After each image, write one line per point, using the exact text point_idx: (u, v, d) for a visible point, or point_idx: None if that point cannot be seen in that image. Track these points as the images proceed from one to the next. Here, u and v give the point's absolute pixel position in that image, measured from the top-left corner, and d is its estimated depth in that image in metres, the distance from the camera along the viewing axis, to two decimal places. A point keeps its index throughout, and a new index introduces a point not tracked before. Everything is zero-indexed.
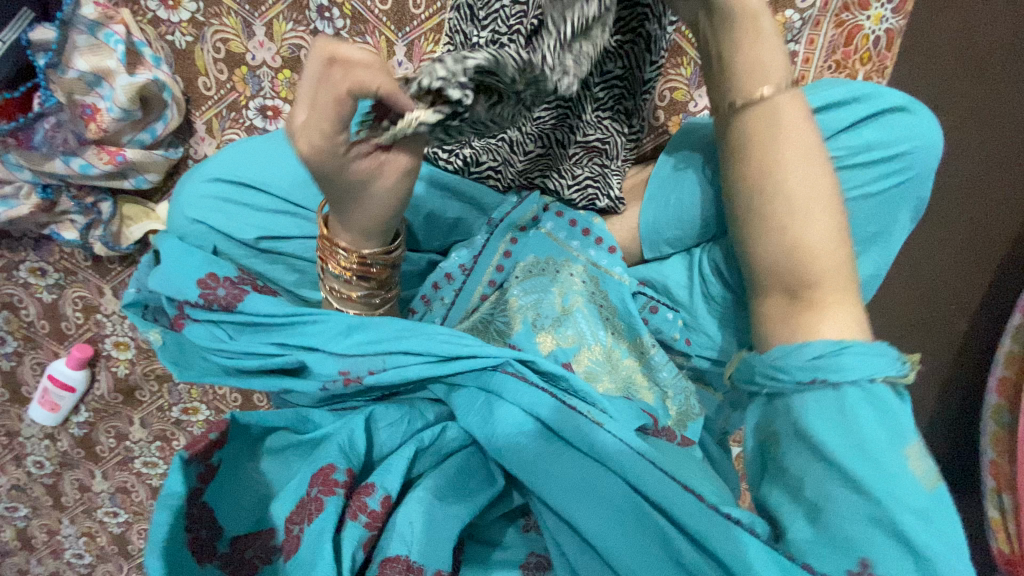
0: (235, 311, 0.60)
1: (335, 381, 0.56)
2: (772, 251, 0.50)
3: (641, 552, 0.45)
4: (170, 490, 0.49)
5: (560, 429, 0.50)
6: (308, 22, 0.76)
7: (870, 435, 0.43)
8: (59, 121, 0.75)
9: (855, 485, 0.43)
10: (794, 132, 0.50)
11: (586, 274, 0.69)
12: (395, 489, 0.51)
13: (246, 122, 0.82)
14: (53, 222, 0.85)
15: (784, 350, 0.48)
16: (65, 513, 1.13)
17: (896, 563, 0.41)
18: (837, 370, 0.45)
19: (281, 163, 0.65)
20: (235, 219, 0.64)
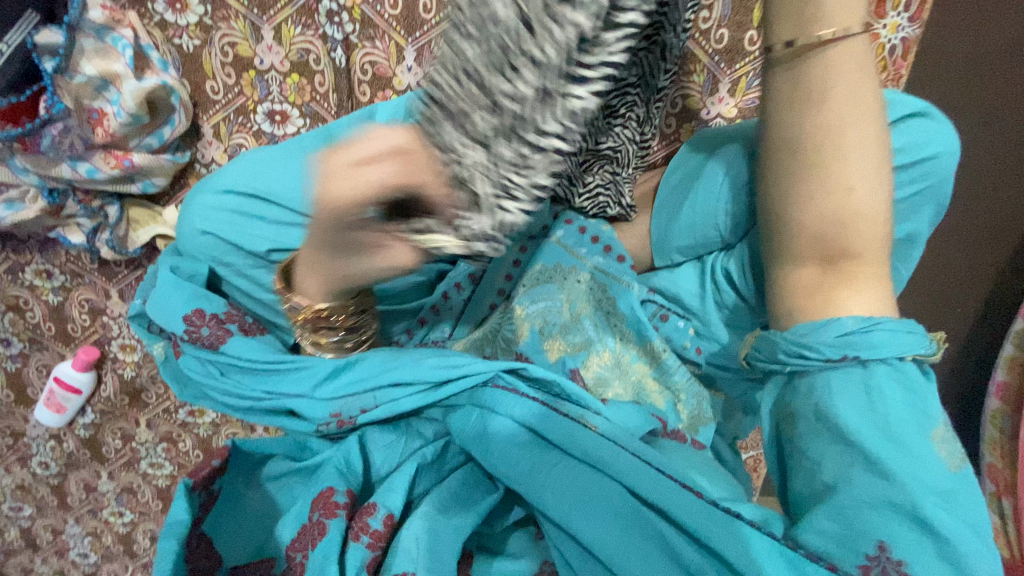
0: (218, 351, 0.62)
1: (328, 423, 0.57)
2: (822, 219, 0.44)
3: (641, 554, 0.44)
4: (175, 518, 0.50)
5: (547, 433, 0.51)
6: (317, 27, 0.76)
7: (896, 417, 0.42)
8: (66, 127, 0.74)
9: (876, 467, 0.41)
10: (864, 88, 0.42)
11: (593, 281, 0.70)
12: (397, 508, 0.51)
13: (254, 127, 0.81)
14: (59, 225, 0.85)
15: (812, 327, 0.45)
16: (70, 513, 1.13)
17: (918, 546, 0.39)
18: (868, 347, 0.44)
19: (292, 174, 0.65)
20: (248, 232, 0.63)
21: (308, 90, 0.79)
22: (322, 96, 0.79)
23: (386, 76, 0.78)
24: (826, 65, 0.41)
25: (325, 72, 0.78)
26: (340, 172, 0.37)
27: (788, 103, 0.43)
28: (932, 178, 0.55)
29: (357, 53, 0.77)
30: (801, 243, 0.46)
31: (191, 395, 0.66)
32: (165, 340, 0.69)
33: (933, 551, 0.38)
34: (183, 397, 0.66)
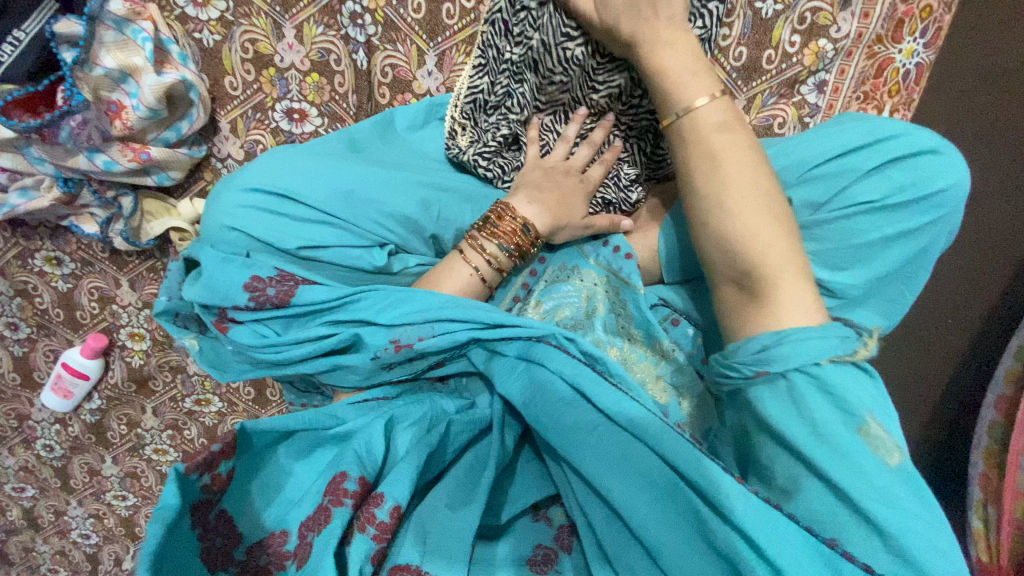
0: (289, 305, 0.62)
1: (387, 350, 0.60)
2: (703, 244, 0.54)
3: (670, 526, 0.45)
4: (165, 503, 0.47)
5: (589, 391, 0.51)
6: (339, 28, 0.76)
7: (824, 422, 0.43)
8: (84, 119, 0.74)
9: (821, 474, 0.43)
10: (699, 144, 0.55)
11: (608, 283, 0.72)
12: (403, 499, 0.51)
13: (272, 123, 0.81)
14: (72, 214, 0.85)
15: (738, 345, 0.49)
16: (73, 495, 1.15)
17: (866, 543, 0.41)
18: (780, 360, 0.46)
19: (318, 173, 0.67)
20: (277, 229, 0.65)
21: (328, 90, 0.79)
22: (341, 96, 0.79)
23: (406, 79, 0.78)
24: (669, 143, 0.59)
25: (345, 72, 0.78)
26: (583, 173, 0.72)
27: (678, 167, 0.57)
28: (937, 212, 0.57)
29: (378, 55, 0.77)
30: (714, 268, 0.54)
31: (233, 375, 0.66)
32: (200, 333, 0.71)
33: (881, 546, 0.40)
34: (225, 381, 0.66)
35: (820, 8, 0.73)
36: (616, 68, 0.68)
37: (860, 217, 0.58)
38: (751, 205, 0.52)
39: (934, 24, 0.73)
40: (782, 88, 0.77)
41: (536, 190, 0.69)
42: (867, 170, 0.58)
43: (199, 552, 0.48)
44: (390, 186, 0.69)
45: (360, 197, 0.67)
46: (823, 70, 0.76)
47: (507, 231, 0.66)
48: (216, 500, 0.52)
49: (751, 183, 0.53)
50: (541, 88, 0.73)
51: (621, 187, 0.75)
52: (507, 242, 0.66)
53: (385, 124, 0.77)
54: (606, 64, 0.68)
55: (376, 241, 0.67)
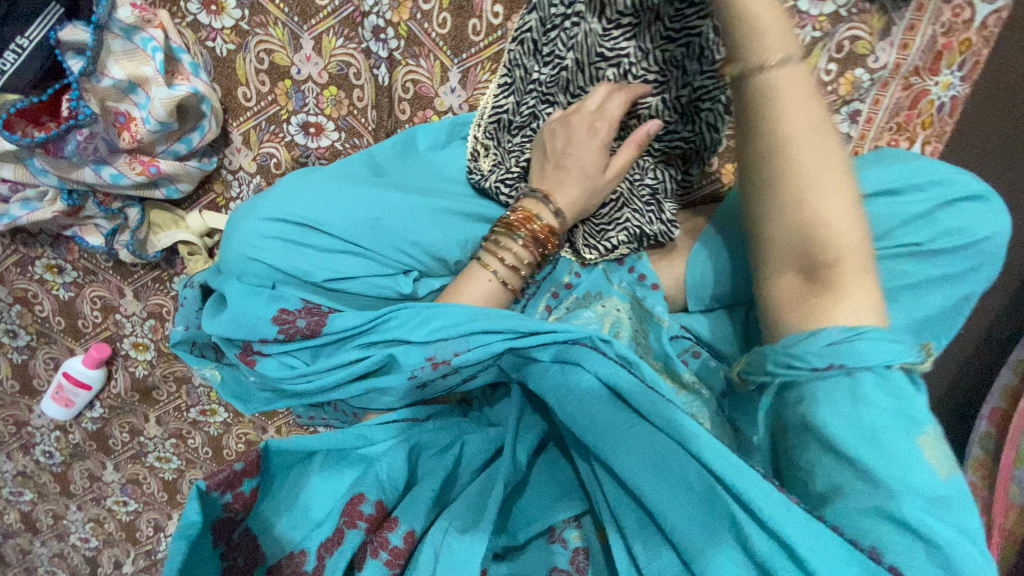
0: (320, 336, 0.60)
1: (423, 368, 0.56)
2: (779, 226, 0.44)
3: (706, 532, 0.40)
4: (189, 520, 0.48)
5: (625, 392, 0.49)
6: (360, 41, 0.72)
7: (880, 423, 0.38)
8: (92, 132, 0.70)
9: (865, 477, 0.38)
10: (795, 104, 0.43)
11: (631, 310, 0.71)
12: (417, 526, 0.52)
13: (286, 137, 0.78)
14: (76, 225, 0.82)
15: (798, 337, 0.42)
16: (72, 500, 1.13)
17: (908, 551, 0.35)
18: (854, 357, 0.40)
19: (342, 201, 0.64)
20: (302, 261, 0.63)
21: (346, 104, 0.76)
22: (359, 111, 0.76)
23: (427, 96, 0.75)
24: (746, 94, 0.45)
25: (365, 87, 0.75)
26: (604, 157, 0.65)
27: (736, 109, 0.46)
28: (975, 260, 0.57)
29: (399, 70, 0.74)
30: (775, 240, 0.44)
31: (257, 406, 0.65)
32: (219, 363, 0.70)
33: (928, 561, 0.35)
34: (249, 413, 0.66)
35: (859, 36, 0.70)
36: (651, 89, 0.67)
37: (901, 262, 0.56)
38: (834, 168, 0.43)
39: (972, 57, 0.72)
40: None
41: (551, 181, 0.64)
42: (916, 213, 0.56)
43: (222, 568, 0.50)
44: (417, 214, 0.66)
45: (386, 226, 0.65)
46: (857, 100, 0.74)
47: (521, 220, 0.62)
48: (240, 519, 0.53)
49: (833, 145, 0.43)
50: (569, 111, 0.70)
51: (661, 220, 0.72)
52: (524, 235, 0.62)
53: (406, 143, 0.74)
54: (640, 85, 0.67)
55: (400, 267, 0.66)
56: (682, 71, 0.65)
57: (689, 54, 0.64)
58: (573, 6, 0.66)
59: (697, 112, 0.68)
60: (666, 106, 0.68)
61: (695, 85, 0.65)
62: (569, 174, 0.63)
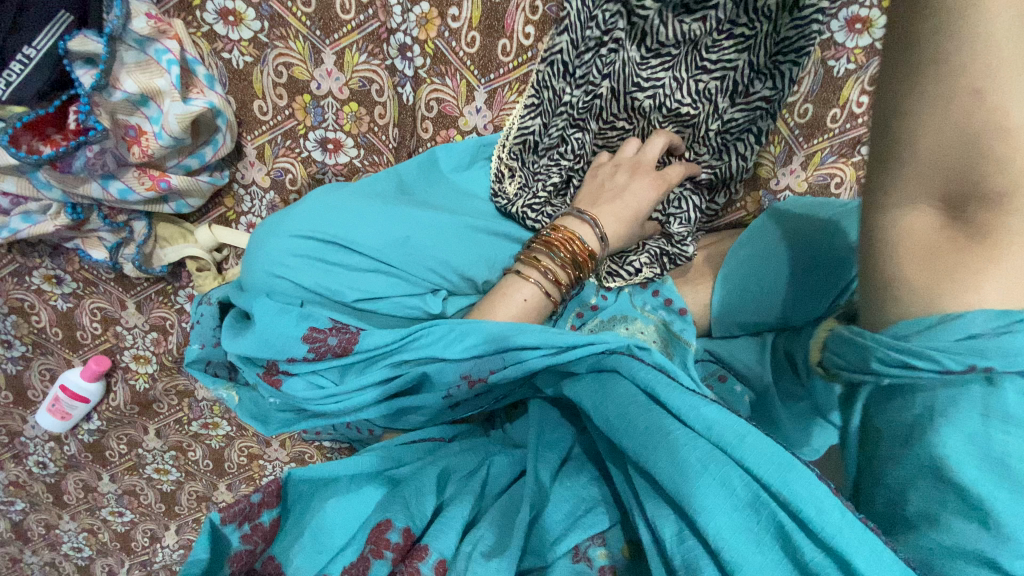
0: (351, 354, 0.58)
1: (459, 386, 0.57)
2: (935, 135, 0.34)
3: (755, 543, 0.38)
4: (197, 556, 0.49)
5: (662, 397, 0.46)
6: (384, 57, 0.70)
7: (1015, 449, 0.33)
8: (102, 149, 0.67)
9: (978, 516, 0.33)
10: None
11: (658, 333, 0.71)
12: (447, 552, 0.50)
13: (303, 152, 0.75)
14: (78, 237, 0.78)
15: (928, 324, 0.37)
16: (65, 510, 1.10)
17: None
18: (1002, 355, 0.34)
19: (371, 221, 0.63)
20: (332, 280, 0.61)
21: (366, 121, 0.73)
22: (380, 128, 0.74)
23: (452, 115, 0.73)
24: None
25: (388, 104, 0.72)
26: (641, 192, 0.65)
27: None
28: None
29: (424, 88, 0.72)
30: (916, 175, 0.36)
31: (277, 428, 0.64)
32: (233, 382, 0.68)
33: None
34: (269, 433, 0.64)
35: None
36: (683, 122, 0.67)
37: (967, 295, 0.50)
38: None
39: None
40: (843, 147, 0.74)
41: (601, 208, 0.63)
42: None
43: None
44: (446, 236, 0.65)
45: (416, 245, 0.63)
46: None
47: (564, 241, 0.61)
48: (260, 550, 0.54)
49: None
50: (598, 135, 0.71)
51: (676, 242, 0.73)
52: (563, 254, 0.60)
53: (429, 164, 0.72)
54: (671, 117, 0.67)
55: (428, 287, 0.64)
56: (714, 106, 0.66)
57: (722, 88, 0.64)
58: (614, 34, 0.65)
59: (725, 143, 0.68)
60: (696, 138, 0.68)
61: (727, 118, 0.66)
62: (608, 201, 0.64)
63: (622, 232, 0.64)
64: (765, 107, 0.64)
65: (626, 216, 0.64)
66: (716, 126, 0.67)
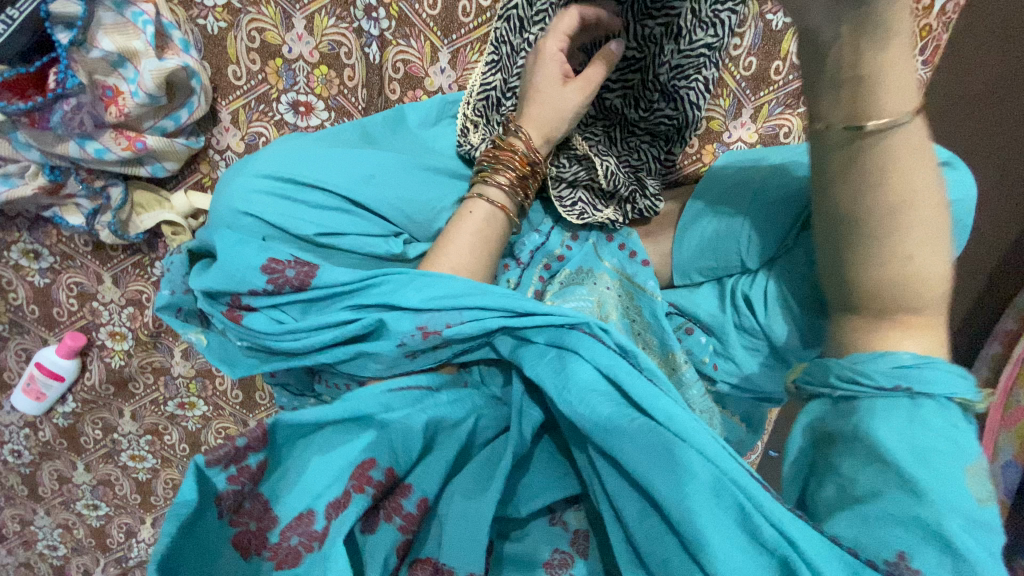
0: (307, 289, 0.58)
1: (413, 337, 0.55)
2: (879, 284, 0.44)
3: (712, 521, 0.40)
4: (183, 498, 0.44)
5: (623, 381, 0.48)
6: (352, 20, 0.74)
7: (932, 446, 0.41)
8: (79, 103, 0.70)
9: (908, 486, 0.40)
10: (921, 165, 0.41)
11: (622, 287, 0.74)
12: (430, 493, 0.52)
13: (276, 116, 0.79)
14: (56, 204, 0.80)
15: (868, 357, 0.46)
16: (40, 504, 1.08)
17: (936, 560, 0.37)
18: (923, 382, 0.43)
19: (335, 162, 0.65)
20: (293, 213, 0.62)
21: (336, 84, 0.77)
22: (350, 90, 0.78)
23: (418, 75, 0.77)
24: (879, 148, 0.40)
25: (356, 66, 0.76)
26: (552, 79, 0.67)
27: (836, 165, 0.42)
28: None
29: (391, 50, 0.76)
30: (865, 301, 0.46)
31: (241, 371, 0.63)
32: (204, 327, 0.68)
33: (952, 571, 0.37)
34: (233, 376, 0.63)
35: None
36: (631, 64, 0.73)
37: None
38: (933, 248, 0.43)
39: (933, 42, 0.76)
40: (789, 98, 0.79)
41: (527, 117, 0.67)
42: None
43: (229, 537, 0.46)
44: (408, 175, 0.68)
45: (379, 184, 0.66)
46: None
47: (507, 156, 0.66)
48: (248, 489, 0.48)
49: (933, 217, 0.42)
50: None
51: (648, 196, 0.75)
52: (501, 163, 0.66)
53: (397, 119, 0.75)
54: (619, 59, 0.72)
55: (392, 230, 0.66)
56: (661, 48, 0.70)
57: (667, 32, 0.69)
58: None
59: (676, 90, 0.71)
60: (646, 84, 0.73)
61: (674, 64, 0.69)
62: (535, 102, 0.67)
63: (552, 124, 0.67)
64: (708, 54, 0.69)
65: (553, 122, 0.67)
66: (667, 68, 0.70)
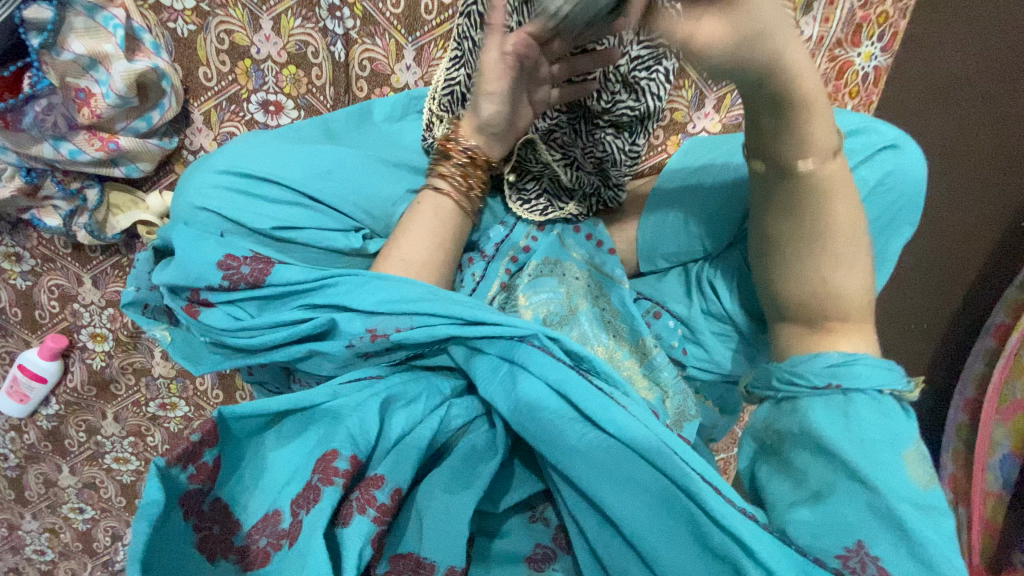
0: (263, 286, 0.59)
1: (363, 339, 0.56)
2: (805, 297, 0.52)
3: (664, 532, 0.45)
4: (150, 499, 0.43)
5: (573, 396, 0.50)
6: (317, 20, 0.76)
7: (871, 439, 0.47)
8: (50, 104, 0.72)
9: (858, 478, 0.46)
10: (839, 196, 0.50)
11: (590, 278, 0.72)
12: (405, 482, 0.50)
13: (247, 115, 0.81)
14: (34, 207, 0.82)
15: (804, 358, 0.52)
16: (27, 508, 1.08)
17: (892, 549, 0.44)
18: (851, 377, 0.49)
19: (294, 158, 0.66)
20: (250, 209, 0.63)
21: (304, 83, 0.79)
22: (318, 88, 0.80)
23: (384, 73, 0.79)
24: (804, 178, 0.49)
25: (323, 65, 0.79)
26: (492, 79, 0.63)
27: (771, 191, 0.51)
28: (902, 194, 0.59)
29: (356, 49, 0.78)
30: (796, 314, 0.54)
31: (205, 367, 0.63)
32: (169, 325, 0.69)
33: (906, 552, 0.43)
34: (199, 373, 0.63)
35: None
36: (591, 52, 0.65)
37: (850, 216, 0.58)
38: (850, 268, 0.51)
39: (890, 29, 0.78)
40: None
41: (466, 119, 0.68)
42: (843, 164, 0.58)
43: (194, 541, 0.45)
44: (367, 169, 0.69)
45: (337, 179, 0.67)
46: None
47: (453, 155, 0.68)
48: (209, 490, 0.47)
49: (850, 243, 0.51)
50: None
51: (612, 185, 0.74)
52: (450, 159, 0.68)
53: (362, 114, 0.76)
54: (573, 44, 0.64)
55: (352, 225, 0.68)
56: None
57: None
58: None
59: (637, 82, 0.66)
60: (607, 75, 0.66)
61: None
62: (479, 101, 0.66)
63: (494, 121, 0.66)
64: None
65: (494, 120, 0.66)
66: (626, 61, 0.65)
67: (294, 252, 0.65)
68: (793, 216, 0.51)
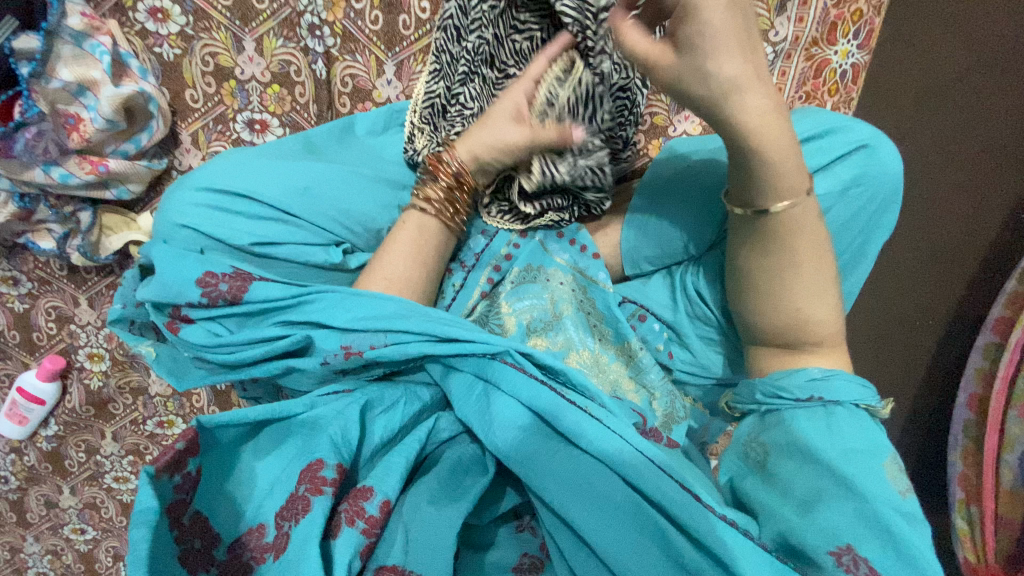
0: (241, 303, 0.60)
1: (337, 356, 0.56)
2: (776, 324, 0.54)
3: (637, 549, 0.45)
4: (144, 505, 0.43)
5: (548, 412, 0.50)
6: (298, 40, 0.78)
7: (853, 447, 0.48)
8: (40, 131, 0.73)
9: (844, 483, 0.46)
10: (810, 239, 0.52)
11: (575, 283, 0.70)
12: (393, 493, 0.49)
13: (233, 134, 0.84)
14: (28, 230, 0.84)
15: (786, 372, 0.54)
16: (29, 530, 1.09)
17: (880, 549, 0.43)
18: (829, 391, 0.51)
19: (272, 174, 0.67)
20: (228, 227, 0.65)
21: (288, 101, 0.82)
22: (302, 106, 0.82)
23: (366, 88, 0.80)
24: (772, 225, 0.51)
25: (305, 83, 0.80)
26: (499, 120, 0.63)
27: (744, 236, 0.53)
28: (874, 193, 0.59)
29: (337, 66, 0.79)
30: (768, 342, 0.56)
31: (191, 382, 0.63)
32: (155, 341, 0.68)
33: (893, 554, 0.43)
34: (183, 388, 0.63)
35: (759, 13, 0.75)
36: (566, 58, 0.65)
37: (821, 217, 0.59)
38: (821, 295, 0.53)
39: (865, 25, 0.79)
40: None
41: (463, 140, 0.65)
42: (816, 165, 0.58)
43: (177, 555, 0.44)
44: (346, 183, 0.70)
45: (315, 194, 0.68)
46: None
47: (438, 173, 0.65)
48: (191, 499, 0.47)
49: (819, 272, 0.53)
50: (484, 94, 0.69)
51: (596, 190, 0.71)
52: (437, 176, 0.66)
53: (344, 129, 0.78)
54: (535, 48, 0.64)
55: (331, 238, 0.68)
56: None
57: None
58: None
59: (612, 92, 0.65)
60: None
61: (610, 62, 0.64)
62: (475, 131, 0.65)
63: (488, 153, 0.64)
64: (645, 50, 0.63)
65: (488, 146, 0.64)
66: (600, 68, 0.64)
67: (274, 266, 0.66)
68: (763, 262, 0.53)
